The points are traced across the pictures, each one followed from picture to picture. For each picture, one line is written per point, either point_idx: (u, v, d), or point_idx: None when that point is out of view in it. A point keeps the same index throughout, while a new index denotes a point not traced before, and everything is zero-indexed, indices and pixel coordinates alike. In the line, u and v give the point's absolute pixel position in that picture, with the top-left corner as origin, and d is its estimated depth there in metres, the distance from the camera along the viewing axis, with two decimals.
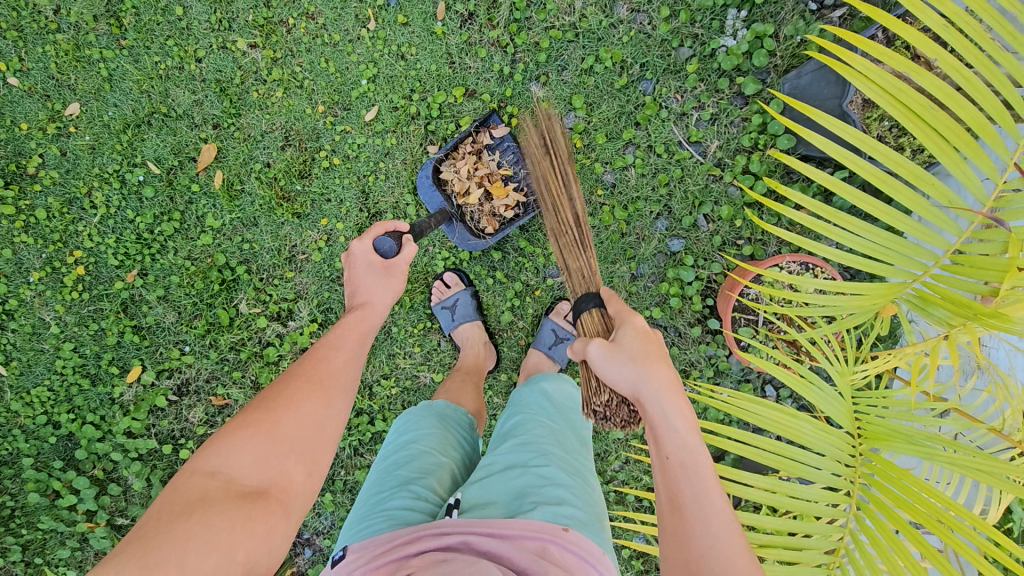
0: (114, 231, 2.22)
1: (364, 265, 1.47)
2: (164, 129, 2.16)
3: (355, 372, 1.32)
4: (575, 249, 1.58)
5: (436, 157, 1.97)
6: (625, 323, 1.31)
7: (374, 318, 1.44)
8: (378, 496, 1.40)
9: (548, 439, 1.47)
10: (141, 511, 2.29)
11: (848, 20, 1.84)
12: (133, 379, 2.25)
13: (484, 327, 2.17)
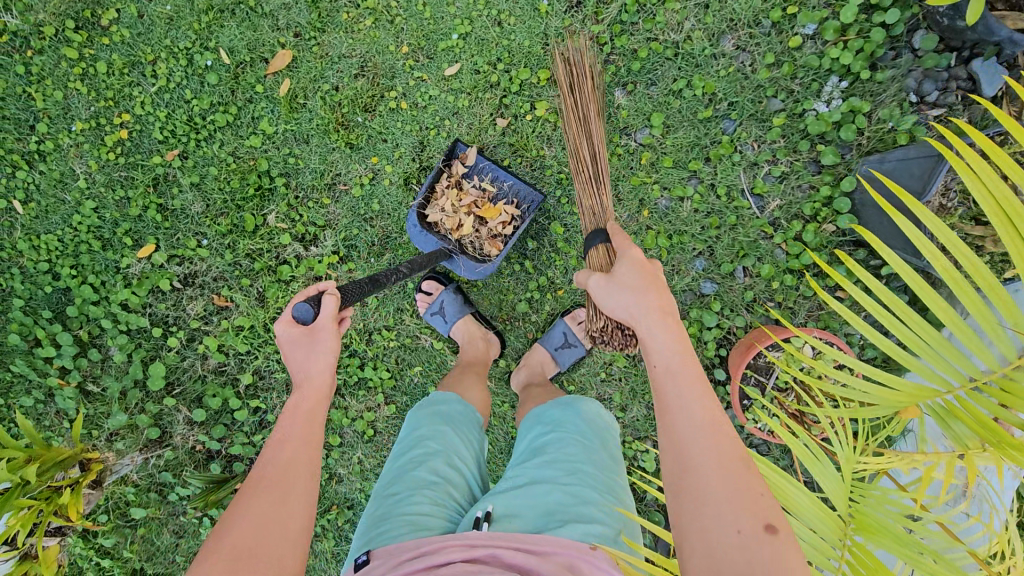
0: (167, 107, 2.18)
1: (290, 343, 1.33)
2: (243, 22, 2.11)
3: (314, 453, 1.22)
4: (589, 188, 1.75)
5: (417, 204, 1.94)
6: (626, 293, 1.25)
7: (320, 391, 1.31)
8: (398, 494, 1.45)
9: (576, 452, 1.47)
10: (112, 383, 2.29)
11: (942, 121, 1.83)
12: (142, 256, 2.24)
13: (479, 319, 2.15)
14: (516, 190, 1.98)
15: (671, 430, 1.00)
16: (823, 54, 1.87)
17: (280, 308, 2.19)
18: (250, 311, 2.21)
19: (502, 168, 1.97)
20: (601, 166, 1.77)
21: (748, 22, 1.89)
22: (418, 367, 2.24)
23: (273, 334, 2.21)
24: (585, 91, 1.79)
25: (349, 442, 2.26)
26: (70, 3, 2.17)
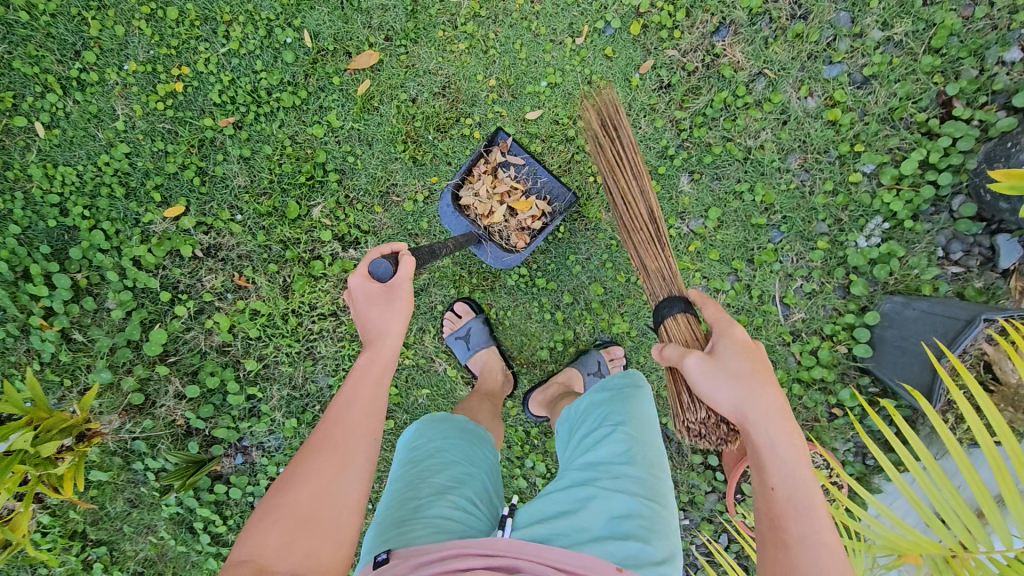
0: (232, 72, 2.09)
1: (364, 300, 1.36)
2: (334, 9, 2.05)
3: (376, 419, 1.25)
4: (648, 244, 1.76)
5: (453, 183, 1.94)
6: (728, 382, 1.26)
7: (387, 353, 1.34)
8: (417, 496, 1.35)
9: (619, 454, 1.40)
10: (100, 337, 2.16)
11: (959, 279, 2.02)
12: (168, 216, 2.13)
13: (501, 355, 2.19)
14: (548, 188, 1.99)
15: (773, 497, 1.14)
16: (876, 194, 2.00)
17: (302, 302, 2.14)
18: (270, 298, 2.15)
19: (541, 164, 1.97)
20: (659, 225, 1.79)
21: (819, 147, 2.00)
22: (426, 388, 2.25)
23: (289, 326, 2.16)
24: (625, 130, 1.86)
25: None
26: None
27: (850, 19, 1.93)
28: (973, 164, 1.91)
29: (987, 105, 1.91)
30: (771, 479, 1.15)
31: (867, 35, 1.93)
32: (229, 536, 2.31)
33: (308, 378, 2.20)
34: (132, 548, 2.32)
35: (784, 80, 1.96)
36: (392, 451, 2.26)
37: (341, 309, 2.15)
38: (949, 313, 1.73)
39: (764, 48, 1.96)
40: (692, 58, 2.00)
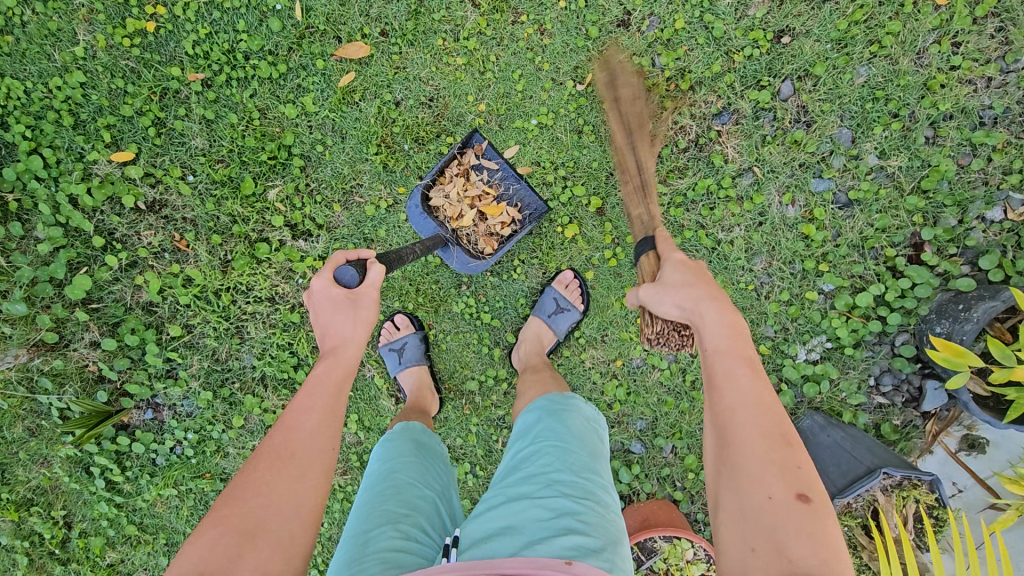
0: (210, 25, 1.96)
1: (326, 303, 1.29)
2: None
3: (333, 427, 1.19)
4: (636, 194, 1.65)
5: (424, 184, 1.82)
6: (679, 291, 1.26)
7: (348, 360, 1.27)
8: (362, 532, 1.24)
9: (551, 462, 1.29)
10: (21, 265, 2.06)
11: (882, 411, 1.99)
12: (116, 159, 2.01)
13: (432, 375, 2.15)
14: (522, 196, 1.89)
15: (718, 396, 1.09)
16: (828, 313, 2.00)
17: (240, 281, 2.08)
18: (207, 268, 2.08)
19: (515, 172, 1.88)
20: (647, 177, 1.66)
21: (785, 255, 1.98)
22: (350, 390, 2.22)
23: (221, 301, 2.09)
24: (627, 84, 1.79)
25: (250, 429, 2.21)
26: None
27: (850, 139, 1.90)
28: (924, 311, 1.90)
29: (955, 256, 1.89)
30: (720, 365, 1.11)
31: (861, 159, 1.90)
32: (124, 486, 2.29)
33: (233, 355, 2.15)
34: (23, 476, 2.28)
35: (770, 183, 1.94)
36: None
37: (278, 296, 2.10)
38: (854, 454, 1.78)
39: (756, 146, 1.93)
40: (686, 136, 1.94)
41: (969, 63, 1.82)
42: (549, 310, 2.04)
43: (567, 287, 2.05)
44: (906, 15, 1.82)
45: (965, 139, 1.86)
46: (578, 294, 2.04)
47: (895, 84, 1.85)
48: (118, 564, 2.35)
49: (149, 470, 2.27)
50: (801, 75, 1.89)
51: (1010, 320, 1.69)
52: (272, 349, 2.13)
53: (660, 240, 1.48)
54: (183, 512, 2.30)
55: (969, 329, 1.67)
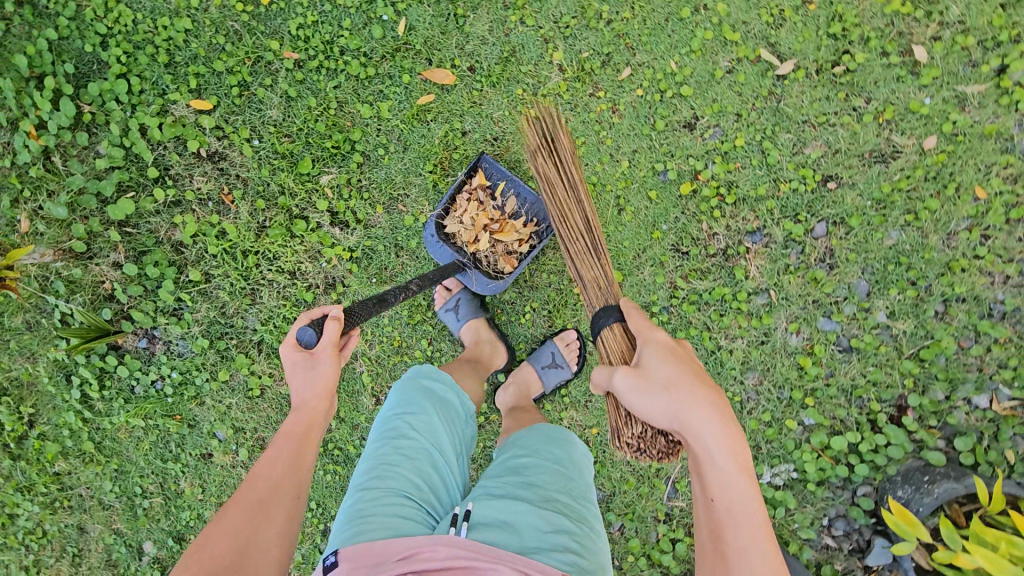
0: (318, 15, 2.09)
1: (289, 366, 1.39)
2: (440, 19, 2.06)
3: (300, 474, 1.26)
4: (585, 254, 1.71)
5: (436, 214, 1.96)
6: (659, 391, 1.32)
7: (315, 414, 1.36)
8: (374, 489, 1.30)
9: (553, 481, 1.37)
10: (75, 173, 2.18)
11: (829, 554, 2.03)
12: (193, 105, 2.13)
13: (492, 327, 2.15)
14: (534, 208, 1.96)
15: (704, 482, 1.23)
16: (802, 445, 2.06)
17: (268, 249, 2.17)
18: (242, 228, 2.17)
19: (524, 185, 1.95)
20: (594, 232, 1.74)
21: (777, 379, 2.06)
22: None
23: (243, 261, 2.18)
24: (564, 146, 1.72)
25: (232, 385, 2.31)
26: None
27: (866, 292, 1.99)
28: (891, 470, 1.96)
29: (933, 428, 1.97)
30: (712, 492, 1.22)
31: (871, 313, 1.99)
32: (96, 403, 2.38)
33: (238, 313, 2.23)
34: (6, 364, 2.34)
35: (781, 309, 2.03)
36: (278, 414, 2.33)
37: (299, 273, 2.18)
38: None
39: (776, 272, 2.02)
40: (716, 243, 2.04)
41: (992, 257, 1.92)
42: (543, 362, 2.11)
43: (567, 346, 2.13)
44: (947, 197, 1.91)
45: (971, 324, 1.95)
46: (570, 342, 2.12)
47: (920, 256, 1.94)
48: (66, 473, 2.42)
49: (126, 396, 2.37)
50: (837, 220, 1.98)
51: (968, 506, 1.75)
52: (277, 319, 2.22)
53: (631, 315, 1.52)
54: (142, 444, 2.41)
55: (927, 502, 1.76)
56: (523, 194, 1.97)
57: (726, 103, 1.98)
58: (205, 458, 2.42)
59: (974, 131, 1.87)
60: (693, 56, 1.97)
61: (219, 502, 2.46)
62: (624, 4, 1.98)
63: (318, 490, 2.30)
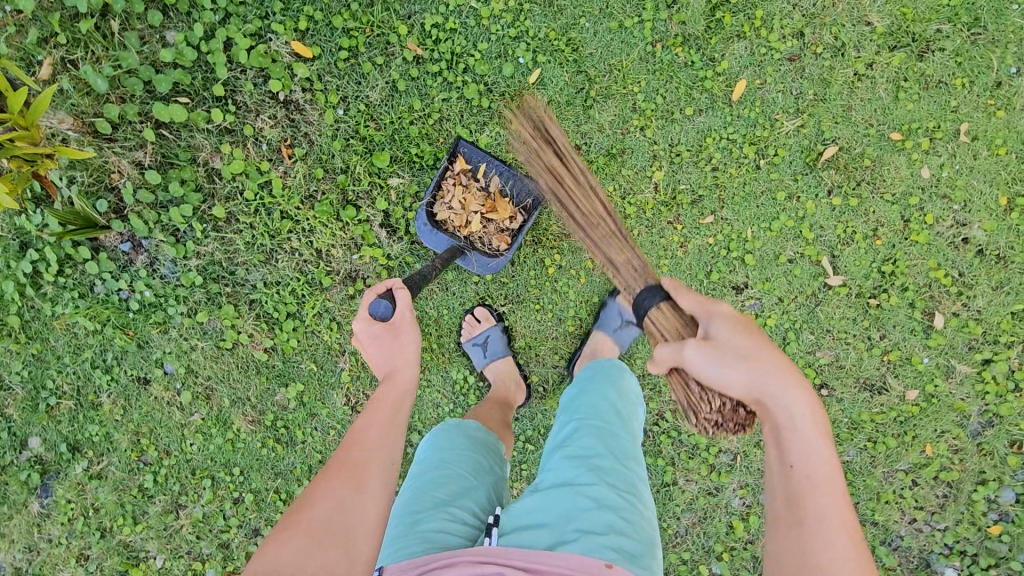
0: (458, 24, 1.98)
1: (370, 339, 1.39)
2: (572, 88, 2.00)
3: (393, 443, 1.28)
4: (612, 235, 1.73)
5: (425, 203, 1.94)
6: (716, 320, 1.34)
7: (401, 384, 1.37)
8: (408, 513, 1.33)
9: (594, 457, 1.35)
10: (129, 49, 1.93)
11: None
12: (292, 46, 1.96)
13: (518, 367, 2.18)
14: (521, 187, 1.93)
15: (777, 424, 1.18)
16: None
17: (306, 220, 2.07)
18: (289, 188, 2.05)
19: (507, 166, 1.94)
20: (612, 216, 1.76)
21: (708, 529, 2.21)
22: (315, 365, 2.21)
23: (275, 220, 2.06)
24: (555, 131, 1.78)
25: (206, 328, 2.19)
26: None
27: None
28: None
29: None
30: (791, 456, 1.16)
31: None
32: (44, 286, 2.15)
33: (245, 264, 2.11)
34: None
35: (738, 473, 2.20)
36: (240, 373, 2.23)
37: (326, 254, 2.10)
38: None
39: (750, 443, 2.20)
40: None
41: (914, 502, 2.19)
42: (614, 325, 2.04)
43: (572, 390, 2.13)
44: (903, 441, 2.17)
45: (872, 546, 2.23)
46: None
47: (862, 479, 2.20)
48: None
49: (82, 293, 2.16)
50: None
51: None
52: (283, 288, 2.13)
53: (680, 292, 1.45)
54: (78, 343, 2.23)
55: None
56: (504, 173, 1.94)
57: (776, 286, 2.08)
58: (142, 383, 2.29)
59: (947, 400, 2.14)
60: (768, 234, 2.04)
61: (134, 431, 2.32)
62: (735, 160, 2.00)
63: (255, 458, 2.31)
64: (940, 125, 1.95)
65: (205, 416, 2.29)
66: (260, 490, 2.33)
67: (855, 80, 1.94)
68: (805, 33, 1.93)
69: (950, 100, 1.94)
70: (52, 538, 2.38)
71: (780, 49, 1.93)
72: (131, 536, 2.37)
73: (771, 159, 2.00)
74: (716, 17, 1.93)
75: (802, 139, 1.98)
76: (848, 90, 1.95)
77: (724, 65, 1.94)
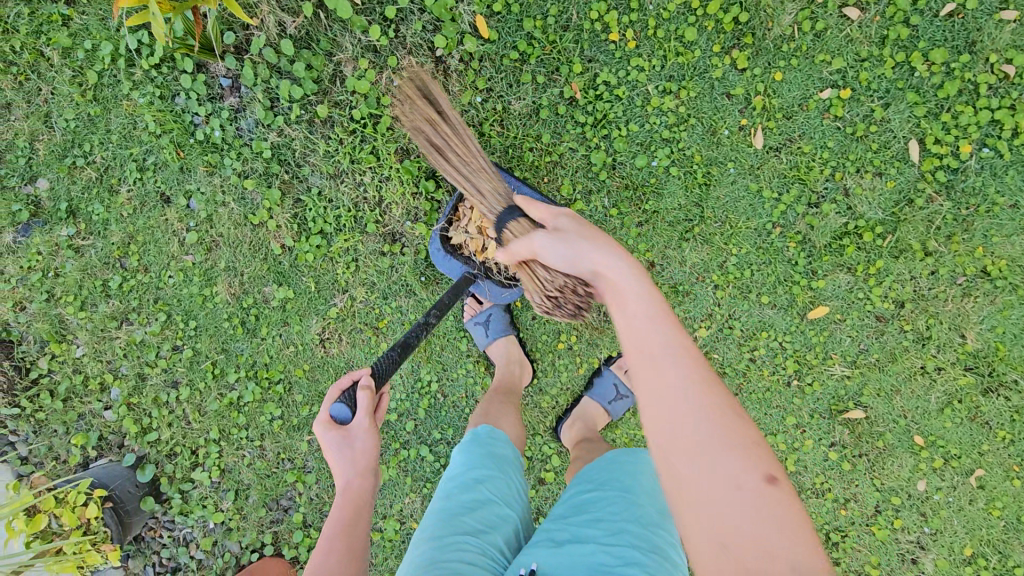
0: (626, 97, 1.96)
1: (333, 448, 1.41)
2: (683, 213, 2.00)
3: (357, 557, 1.33)
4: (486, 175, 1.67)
5: (442, 226, 1.95)
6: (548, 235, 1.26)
7: (359, 491, 1.42)
8: (438, 535, 1.37)
9: (617, 511, 1.34)
10: None
11: None
12: (475, 19, 1.94)
13: (519, 345, 2.14)
14: None
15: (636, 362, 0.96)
16: None
17: (389, 168, 2.08)
18: (393, 132, 2.05)
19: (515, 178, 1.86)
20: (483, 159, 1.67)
21: None
22: (315, 286, 2.25)
23: (363, 150, 2.07)
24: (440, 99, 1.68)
25: (244, 195, 2.21)
26: (761, 16, 1.85)
27: None
28: None
29: None
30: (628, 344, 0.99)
31: None
32: (135, 69, 2.18)
33: (313, 167, 2.13)
34: None
35: None
36: (248, 250, 2.26)
37: (385, 206, 2.13)
38: None
39: None
40: None
41: None
42: (610, 396, 2.10)
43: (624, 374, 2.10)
44: None
45: None
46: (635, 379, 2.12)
47: None
48: (62, 75, 2.30)
49: (163, 95, 2.19)
50: None
51: None
52: (331, 208, 2.16)
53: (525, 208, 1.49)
54: (136, 134, 2.27)
55: None
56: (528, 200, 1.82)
57: None
58: (162, 200, 2.32)
59: None
60: None
61: (130, 233, 2.36)
62: (772, 365, 2.03)
63: (216, 325, 2.36)
64: (961, 455, 1.96)
65: (195, 263, 2.33)
66: (200, 352, 2.38)
67: (918, 373, 1.93)
68: (905, 306, 1.90)
69: (984, 442, 1.94)
70: (4, 273, 2.43)
71: (874, 304, 1.92)
72: (70, 315, 2.42)
73: (803, 385, 2.02)
74: (840, 242, 1.91)
75: (838, 387, 2.00)
76: (907, 376, 1.94)
77: (820, 283, 1.94)
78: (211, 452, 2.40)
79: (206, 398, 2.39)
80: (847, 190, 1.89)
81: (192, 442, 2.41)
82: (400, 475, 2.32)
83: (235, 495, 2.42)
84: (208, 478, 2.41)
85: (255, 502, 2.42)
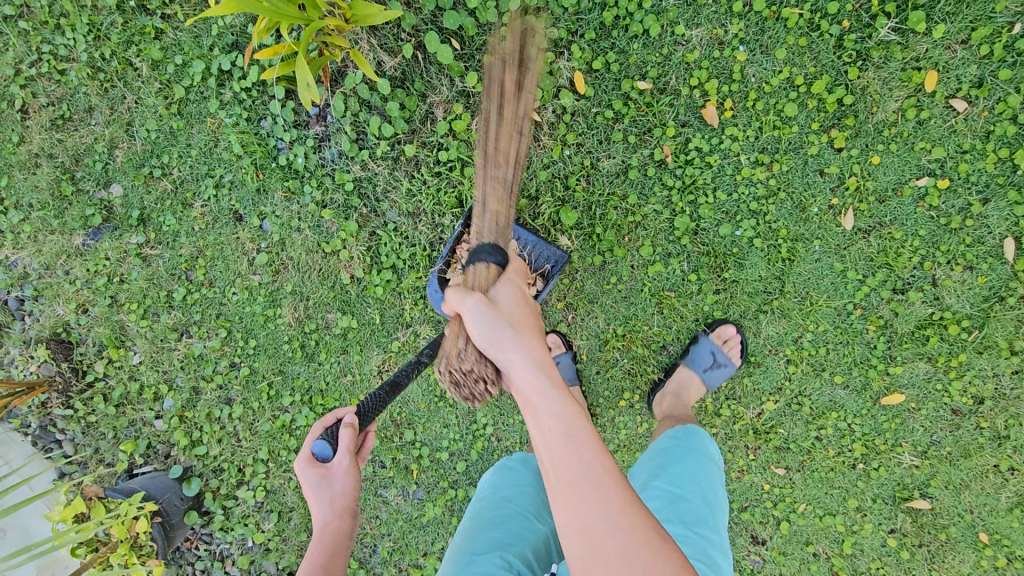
0: (718, 164, 1.94)
1: (309, 483, 1.39)
2: (762, 285, 1.98)
3: None
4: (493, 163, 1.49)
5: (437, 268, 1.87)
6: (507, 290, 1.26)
7: (338, 529, 1.41)
8: (467, 554, 1.37)
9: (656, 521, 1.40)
10: None
11: None
12: (573, 75, 1.95)
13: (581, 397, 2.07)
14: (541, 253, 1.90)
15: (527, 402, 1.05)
16: None
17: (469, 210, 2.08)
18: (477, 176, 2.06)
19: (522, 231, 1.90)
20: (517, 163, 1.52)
21: None
22: (380, 319, 2.24)
23: (445, 191, 2.09)
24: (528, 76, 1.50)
25: (321, 222, 2.23)
26: (863, 99, 1.84)
27: None
28: None
29: None
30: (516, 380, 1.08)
31: None
32: (225, 90, 2.24)
33: (394, 202, 2.14)
34: None
35: None
36: (317, 276, 2.27)
37: None
38: None
39: None
40: None
41: None
42: (706, 365, 1.96)
43: (726, 342, 1.97)
44: None
45: None
46: (737, 349, 1.98)
47: None
48: (150, 87, 2.32)
49: (249, 118, 2.23)
50: None
51: None
52: (406, 244, 2.16)
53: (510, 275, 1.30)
54: (216, 151, 2.29)
55: None
56: (523, 240, 1.89)
57: (786, 562, 2.06)
58: (234, 218, 2.32)
59: None
60: (816, 520, 2.04)
61: (198, 248, 2.37)
62: (839, 446, 2.00)
63: (275, 347, 2.35)
64: None
65: (262, 283, 2.33)
66: (257, 371, 2.38)
67: (990, 471, 1.91)
68: (984, 403, 1.89)
69: None
70: (70, 274, 2.44)
71: (951, 397, 1.90)
72: (131, 322, 2.43)
73: (869, 469, 1.99)
74: (923, 331, 1.90)
75: (905, 476, 1.97)
76: (979, 472, 1.92)
77: (897, 370, 1.92)
78: (257, 471, 2.40)
79: (258, 418, 2.39)
80: (934, 280, 1.88)
81: (239, 460, 2.41)
82: (445, 515, 2.31)
83: (277, 517, 2.41)
84: (251, 498, 2.40)
85: (297, 526, 2.41)
